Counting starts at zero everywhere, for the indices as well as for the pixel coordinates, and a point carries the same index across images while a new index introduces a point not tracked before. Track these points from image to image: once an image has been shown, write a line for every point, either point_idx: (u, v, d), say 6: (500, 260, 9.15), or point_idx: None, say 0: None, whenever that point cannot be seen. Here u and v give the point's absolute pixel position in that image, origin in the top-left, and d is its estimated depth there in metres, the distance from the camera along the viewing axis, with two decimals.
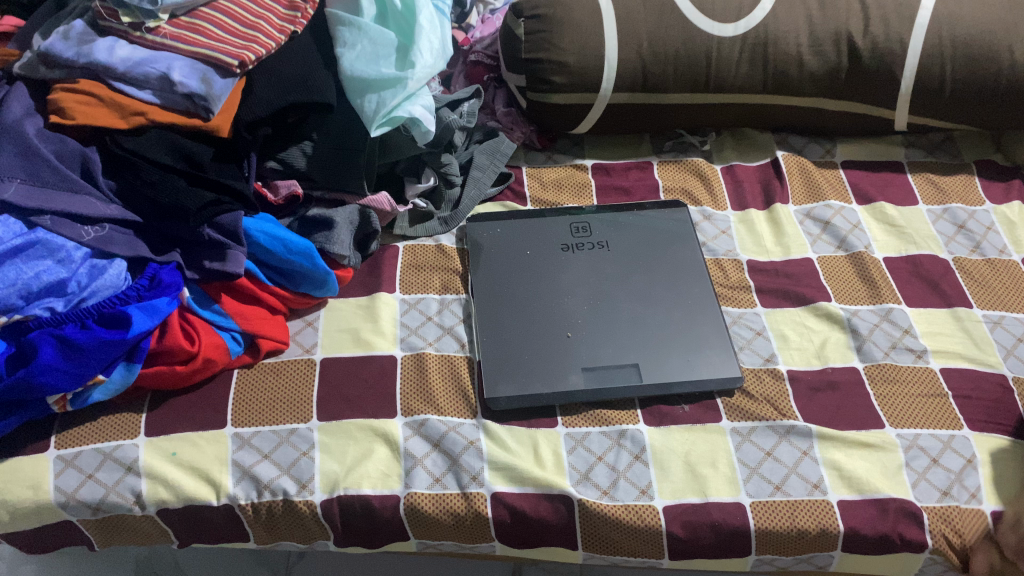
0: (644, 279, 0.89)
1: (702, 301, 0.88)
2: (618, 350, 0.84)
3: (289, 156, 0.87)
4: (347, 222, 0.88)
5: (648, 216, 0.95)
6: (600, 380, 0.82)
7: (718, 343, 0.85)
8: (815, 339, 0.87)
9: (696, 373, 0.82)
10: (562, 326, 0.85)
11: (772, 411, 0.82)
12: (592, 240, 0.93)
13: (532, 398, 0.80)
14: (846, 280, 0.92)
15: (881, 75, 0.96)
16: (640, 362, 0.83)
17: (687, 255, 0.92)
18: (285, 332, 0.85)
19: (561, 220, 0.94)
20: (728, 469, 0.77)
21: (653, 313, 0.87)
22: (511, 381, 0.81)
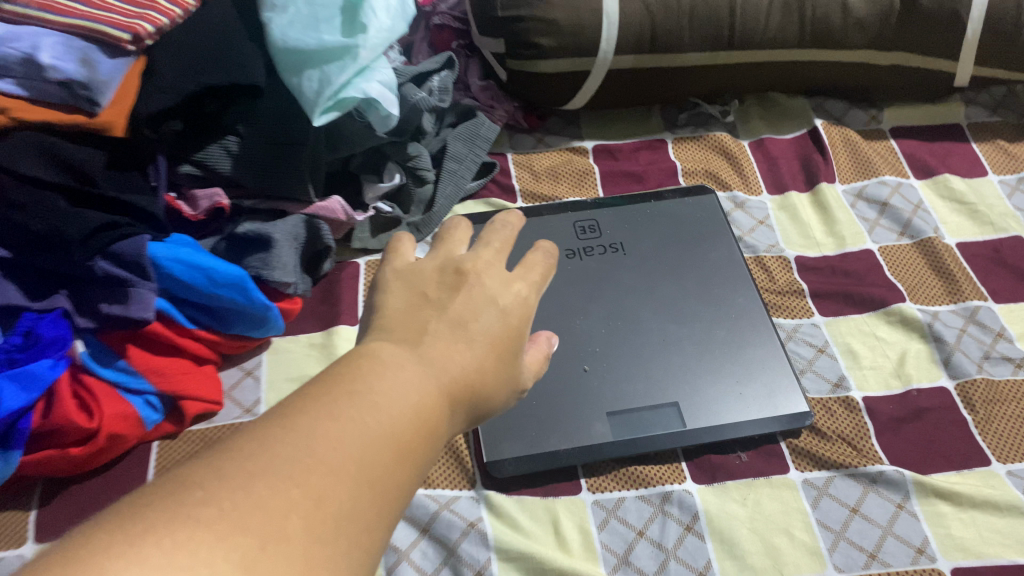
0: (673, 288, 0.71)
1: (750, 313, 0.70)
2: (652, 385, 0.65)
3: (208, 157, 0.66)
4: (289, 239, 0.68)
5: (669, 207, 0.76)
6: (632, 428, 0.64)
7: (775, 367, 0.67)
8: (891, 354, 0.69)
9: (753, 409, 0.65)
10: (578, 357, 0.66)
11: (850, 451, 0.64)
12: (602, 241, 0.74)
13: (548, 458, 0.62)
14: (917, 275, 0.74)
15: (942, 18, 0.78)
16: (682, 399, 0.65)
17: (724, 254, 0.73)
18: (217, 388, 0.66)
19: (561, 218, 0.75)
20: (806, 537, 0.60)
21: (690, 334, 0.68)
22: (518, 437, 0.63)
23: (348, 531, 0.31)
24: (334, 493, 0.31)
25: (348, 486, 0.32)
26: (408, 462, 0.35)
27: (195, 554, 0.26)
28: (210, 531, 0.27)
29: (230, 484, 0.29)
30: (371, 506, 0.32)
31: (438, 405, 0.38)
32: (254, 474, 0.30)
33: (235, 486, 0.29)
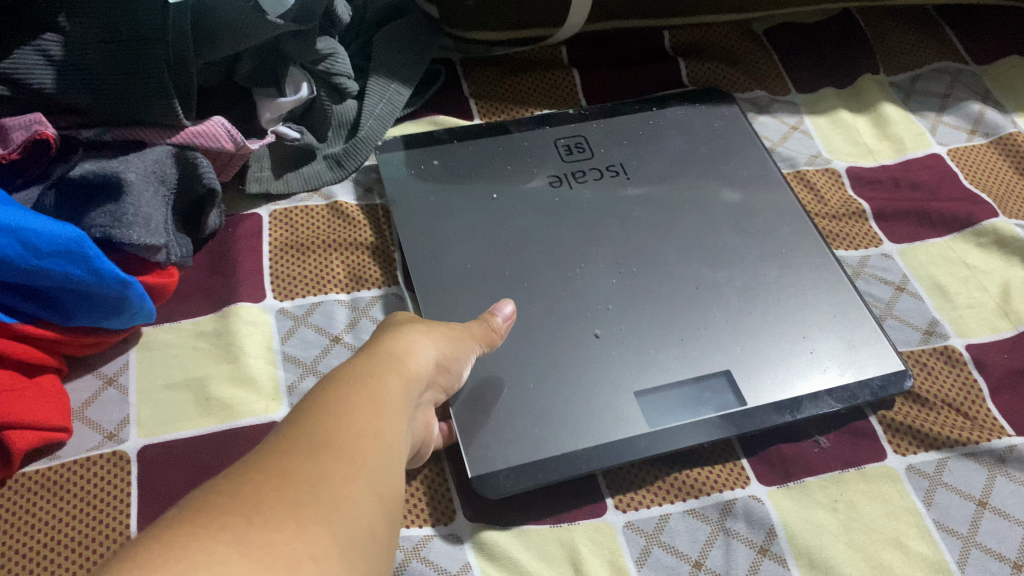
0: (698, 218, 0.52)
1: (812, 249, 0.52)
2: (690, 350, 0.47)
3: (19, 66, 0.44)
4: (150, 181, 0.46)
5: (674, 115, 0.58)
6: (674, 414, 0.44)
7: (858, 319, 0.49)
8: (991, 286, 0.52)
9: (835, 376, 0.46)
10: (586, 320, 0.47)
11: (962, 421, 0.47)
12: (596, 163, 0.55)
13: (559, 465, 0.42)
14: (1006, 182, 0.57)
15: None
16: (735, 366, 0.46)
17: (757, 171, 0.55)
18: (60, 408, 0.44)
19: (539, 137, 0.56)
20: (926, 548, 0.43)
21: (733, 277, 0.50)
22: (516, 438, 0.43)
23: (343, 486, 0.26)
24: (308, 460, 0.27)
25: (331, 454, 0.27)
26: (388, 417, 0.30)
27: (182, 552, 0.22)
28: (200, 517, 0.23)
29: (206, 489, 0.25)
30: (362, 464, 0.28)
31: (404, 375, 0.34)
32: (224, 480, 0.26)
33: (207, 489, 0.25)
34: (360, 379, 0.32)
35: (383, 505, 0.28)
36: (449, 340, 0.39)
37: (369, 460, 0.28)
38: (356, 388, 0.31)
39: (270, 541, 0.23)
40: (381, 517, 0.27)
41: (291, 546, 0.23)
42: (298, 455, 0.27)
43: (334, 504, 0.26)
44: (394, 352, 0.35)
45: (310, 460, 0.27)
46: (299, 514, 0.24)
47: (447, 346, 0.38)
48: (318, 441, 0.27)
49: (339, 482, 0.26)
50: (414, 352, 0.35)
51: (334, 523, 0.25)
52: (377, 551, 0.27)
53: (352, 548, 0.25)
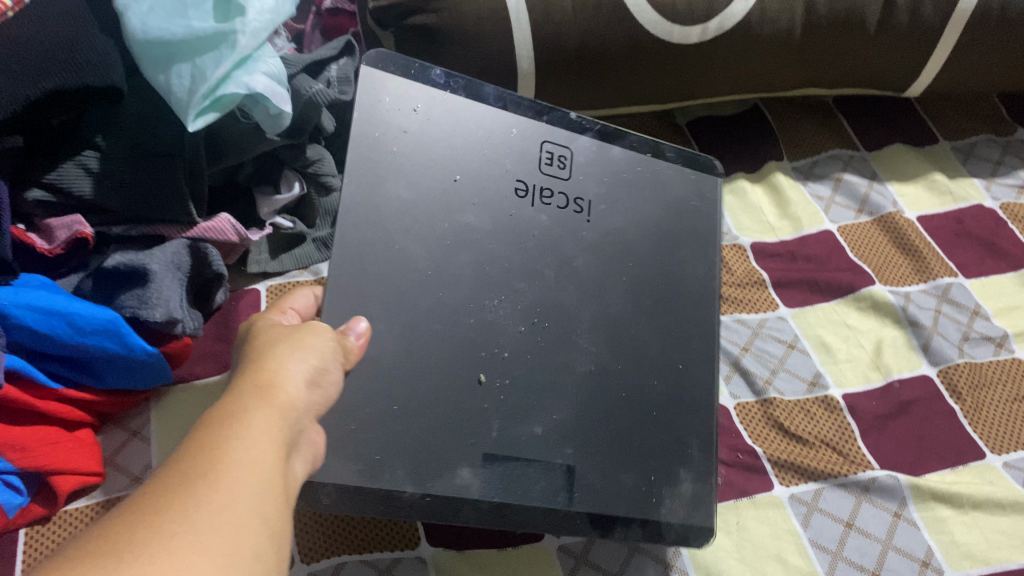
0: (620, 301, 0.55)
1: (701, 351, 0.56)
2: (566, 424, 0.49)
3: (62, 178, 0.54)
4: (170, 270, 0.56)
5: (662, 170, 0.61)
6: (511, 487, 0.46)
7: (698, 460, 0.52)
8: (866, 344, 0.63)
9: (651, 499, 0.50)
10: (479, 360, 0.49)
11: (836, 457, 0.58)
12: (565, 189, 0.57)
13: (382, 501, 0.43)
14: (884, 254, 0.68)
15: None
16: (585, 456, 0.49)
17: (695, 256, 0.59)
18: (96, 458, 0.54)
19: (528, 134, 0.57)
20: (802, 562, 0.53)
21: (627, 366, 0.53)
22: (353, 460, 0.43)
23: (218, 519, 0.27)
24: (174, 501, 0.27)
25: (198, 491, 0.27)
26: (255, 448, 0.31)
27: None
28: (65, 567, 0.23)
29: (75, 544, 0.25)
30: (231, 496, 0.28)
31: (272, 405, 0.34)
32: (90, 532, 0.25)
33: (72, 544, 0.25)
34: (226, 419, 0.32)
35: (269, 532, 0.28)
36: (315, 359, 0.38)
37: (240, 489, 0.28)
38: (219, 429, 0.31)
39: None
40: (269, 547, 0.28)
41: None
42: (171, 497, 0.27)
43: (215, 535, 0.26)
44: (259, 385, 0.34)
45: (183, 500, 0.27)
46: (177, 548, 0.25)
47: (316, 366, 0.38)
48: (190, 482, 0.28)
49: (216, 510, 0.27)
50: (280, 380, 0.35)
51: (209, 557, 0.25)
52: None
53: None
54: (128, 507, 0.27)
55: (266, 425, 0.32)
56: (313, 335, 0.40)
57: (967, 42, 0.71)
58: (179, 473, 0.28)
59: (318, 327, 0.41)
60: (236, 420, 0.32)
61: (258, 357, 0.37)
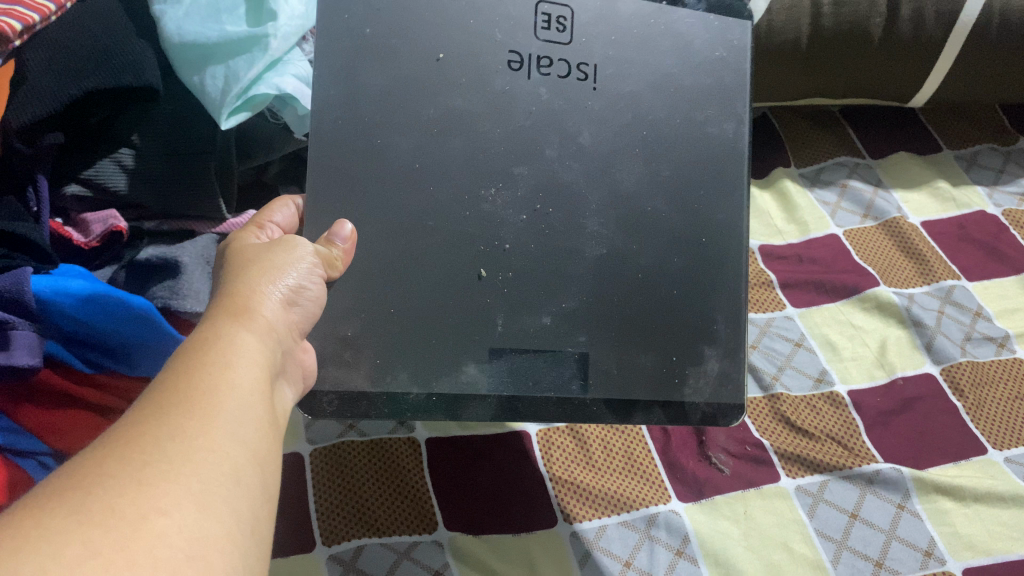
0: (641, 172, 0.55)
1: (725, 221, 0.55)
2: (575, 312, 0.52)
3: (99, 174, 0.57)
4: (200, 261, 0.59)
5: (680, 19, 0.57)
6: (517, 380, 0.51)
7: (722, 338, 0.54)
8: (870, 343, 0.65)
9: (669, 377, 0.53)
10: (476, 258, 0.51)
11: (840, 450, 0.59)
12: (566, 55, 0.55)
13: (384, 403, 0.49)
14: (888, 257, 0.70)
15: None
16: (594, 347, 0.52)
17: (726, 113, 0.57)
18: None
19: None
20: (807, 551, 0.54)
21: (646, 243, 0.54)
22: (357, 368, 0.49)
23: (193, 438, 0.30)
24: (154, 424, 0.30)
25: (175, 413, 0.31)
26: (230, 371, 0.34)
27: (44, 525, 0.25)
28: (55, 493, 0.27)
29: (67, 469, 0.29)
30: (206, 415, 0.31)
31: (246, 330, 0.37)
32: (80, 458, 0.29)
33: (64, 470, 0.28)
34: (209, 338, 0.36)
35: (248, 446, 0.32)
36: (287, 282, 0.42)
37: (214, 408, 0.32)
38: (202, 347, 0.35)
39: (114, 502, 0.26)
40: (257, 452, 0.32)
41: (138, 500, 0.27)
42: (160, 411, 0.31)
43: (204, 442, 0.30)
44: (237, 308, 0.38)
45: (171, 412, 0.31)
46: (153, 472, 0.28)
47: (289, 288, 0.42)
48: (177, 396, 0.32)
49: (192, 428, 0.30)
50: (255, 305, 0.39)
51: (185, 471, 0.29)
52: (240, 483, 0.30)
53: (210, 486, 0.29)
54: (123, 423, 0.31)
55: (246, 342, 0.36)
56: (289, 256, 0.44)
57: (967, 54, 0.74)
58: (169, 388, 0.32)
59: (293, 244, 0.45)
60: (218, 339, 0.36)
61: (233, 280, 0.41)
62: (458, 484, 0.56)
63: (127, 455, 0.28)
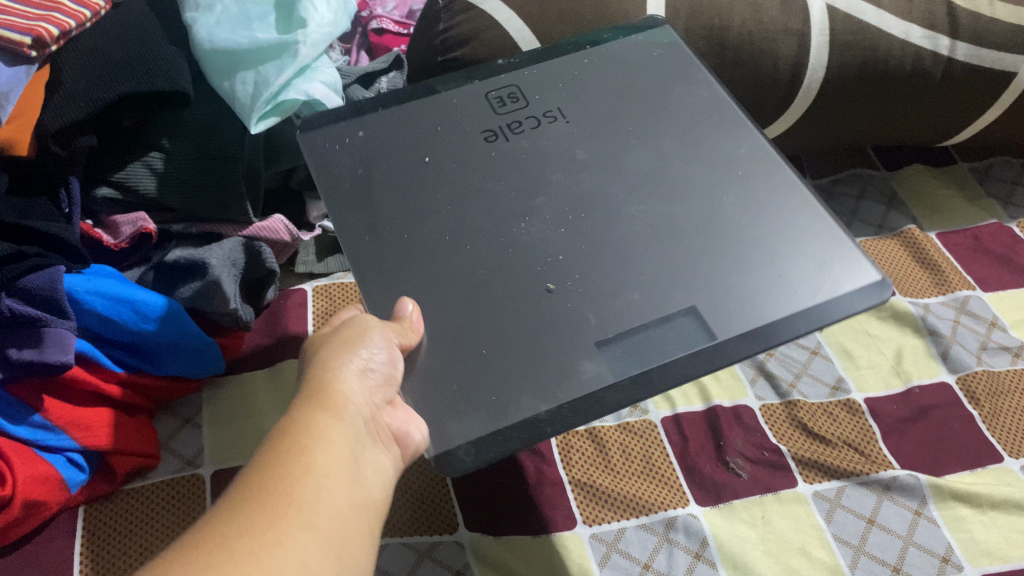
0: (651, 155, 0.56)
1: (749, 155, 0.56)
2: (657, 279, 0.49)
3: (130, 177, 0.58)
4: (229, 264, 0.59)
5: (612, 50, 0.63)
6: (638, 359, 0.46)
7: (818, 239, 0.52)
8: (886, 351, 0.66)
9: (792, 295, 0.49)
10: (541, 274, 0.49)
11: (858, 457, 0.60)
12: (533, 112, 0.58)
13: (520, 430, 0.43)
14: (903, 268, 0.71)
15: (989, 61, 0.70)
16: (698, 301, 0.48)
17: (697, 86, 0.61)
18: (151, 440, 0.58)
19: (469, 96, 0.59)
20: (825, 555, 0.55)
21: (695, 199, 0.53)
22: (475, 412, 0.43)
23: (260, 542, 0.30)
24: (221, 528, 0.31)
25: (245, 518, 0.31)
26: (308, 469, 0.34)
27: None
28: None
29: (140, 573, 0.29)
30: (276, 520, 0.31)
31: (325, 420, 0.37)
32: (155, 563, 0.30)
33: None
34: (285, 430, 0.36)
35: (320, 548, 0.32)
36: (367, 358, 0.42)
37: (285, 512, 0.32)
38: (276, 443, 0.35)
39: None
40: (330, 543, 0.32)
41: None
42: (231, 515, 0.31)
43: (271, 546, 0.30)
44: (313, 392, 0.39)
45: (241, 516, 0.31)
46: None
47: (367, 359, 0.42)
48: (249, 499, 0.32)
49: (260, 534, 0.31)
50: (337, 390, 0.39)
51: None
52: None
53: None
54: (199, 525, 0.31)
55: (321, 428, 0.37)
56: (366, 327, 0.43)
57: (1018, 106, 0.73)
58: (245, 493, 0.32)
59: (362, 318, 0.44)
60: (293, 430, 0.36)
61: (312, 363, 0.41)
62: (479, 486, 0.57)
63: (192, 564, 0.29)
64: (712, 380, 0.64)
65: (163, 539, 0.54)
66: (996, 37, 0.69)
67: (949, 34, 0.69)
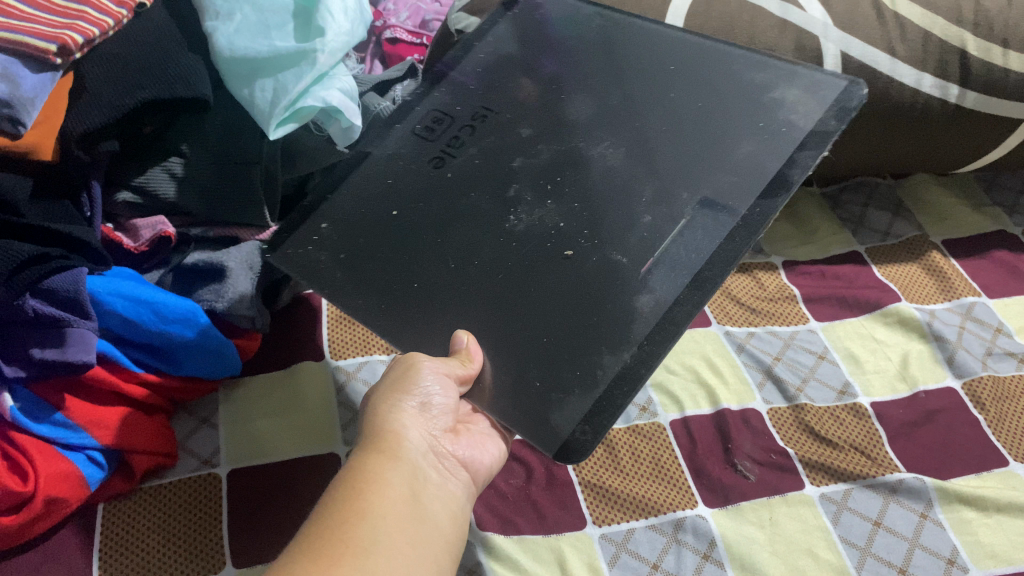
0: (593, 99, 0.60)
1: (669, 55, 0.61)
2: (662, 189, 0.53)
3: (150, 181, 0.60)
4: (245, 266, 0.61)
5: (506, 49, 0.65)
6: (682, 266, 0.49)
7: (769, 82, 0.57)
8: (893, 356, 0.67)
9: (780, 134, 0.53)
10: (556, 245, 0.51)
11: (864, 460, 0.61)
12: (462, 123, 0.61)
13: (618, 391, 0.45)
14: (910, 275, 0.72)
15: (1000, 107, 0.69)
16: (707, 189, 0.52)
17: (601, 24, 0.65)
18: (169, 439, 0.59)
19: (397, 134, 0.61)
20: (832, 557, 0.56)
21: (657, 109, 0.57)
22: (570, 397, 0.45)
23: None
24: None
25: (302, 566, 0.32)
26: (364, 515, 0.35)
27: None
28: None
29: None
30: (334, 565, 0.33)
31: (379, 466, 0.38)
32: None
33: None
34: (344, 478, 0.38)
35: None
36: (417, 398, 0.43)
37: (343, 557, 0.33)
38: (335, 490, 0.37)
39: None
40: None
41: None
42: (290, 563, 0.33)
43: None
44: (371, 437, 0.40)
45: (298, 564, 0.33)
46: None
47: (422, 397, 0.43)
48: (307, 546, 0.34)
49: None
50: (390, 435, 0.40)
51: None
52: None
53: None
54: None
55: (376, 471, 0.38)
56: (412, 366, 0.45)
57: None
58: (305, 543, 0.34)
59: (411, 357, 0.46)
60: (351, 476, 0.38)
61: (370, 408, 0.43)
62: (490, 484, 0.58)
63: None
64: (720, 383, 0.65)
65: (182, 537, 0.55)
66: (1008, 88, 0.68)
67: (959, 82, 0.68)
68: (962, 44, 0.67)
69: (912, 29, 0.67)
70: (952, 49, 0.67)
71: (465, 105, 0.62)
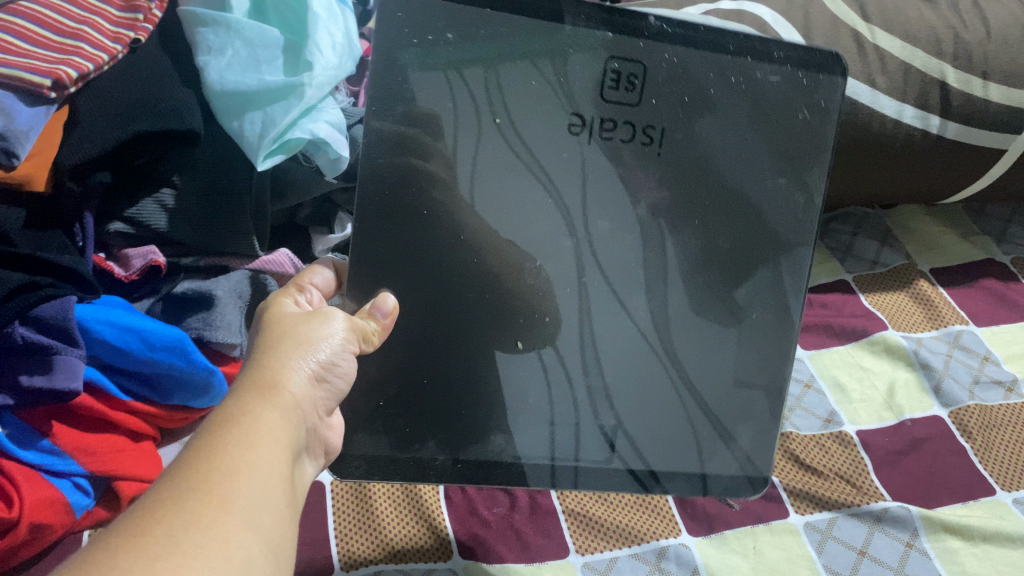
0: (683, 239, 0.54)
1: (771, 301, 0.56)
2: (606, 384, 0.55)
3: (142, 212, 0.60)
4: (234, 296, 0.62)
5: (762, 73, 0.51)
6: (541, 438, 0.55)
7: (752, 413, 0.57)
8: (879, 386, 0.67)
9: (682, 438, 0.57)
10: (520, 327, 0.53)
11: (850, 489, 0.61)
12: (633, 118, 0.51)
13: (411, 468, 0.52)
14: (899, 305, 0.72)
15: (981, 137, 0.70)
16: (616, 417, 0.55)
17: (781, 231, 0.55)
18: (158, 466, 0.60)
19: (582, 59, 0.49)
20: None
21: (703, 320, 0.55)
22: (385, 434, 0.51)
23: (208, 526, 0.31)
24: (168, 508, 0.31)
25: (193, 499, 0.32)
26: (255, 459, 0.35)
27: None
28: None
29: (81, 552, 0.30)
30: (226, 504, 0.32)
31: (272, 411, 0.38)
32: (97, 539, 0.30)
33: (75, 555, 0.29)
34: (229, 414, 0.37)
35: (264, 540, 0.33)
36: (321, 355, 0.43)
37: (234, 499, 0.33)
38: (224, 423, 0.36)
39: None
40: (271, 536, 0.33)
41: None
42: (180, 494, 0.32)
43: (220, 535, 0.31)
44: (264, 384, 0.39)
45: (186, 501, 0.31)
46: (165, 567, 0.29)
47: (321, 357, 0.43)
48: (194, 483, 0.32)
49: (210, 517, 0.31)
50: (283, 381, 0.40)
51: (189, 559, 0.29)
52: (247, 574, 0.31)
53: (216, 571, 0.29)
54: (134, 508, 0.32)
55: (268, 416, 0.38)
56: (320, 324, 0.44)
57: (1019, 168, 0.73)
58: (192, 472, 0.33)
59: (327, 312, 0.46)
60: (244, 419, 0.37)
61: (263, 354, 0.42)
62: (473, 513, 0.58)
63: (137, 547, 0.29)
64: None
65: None
66: (989, 118, 0.69)
67: (940, 114, 0.69)
68: (942, 76, 0.69)
69: (892, 62, 0.68)
70: (932, 82, 0.69)
71: (657, 107, 0.51)
